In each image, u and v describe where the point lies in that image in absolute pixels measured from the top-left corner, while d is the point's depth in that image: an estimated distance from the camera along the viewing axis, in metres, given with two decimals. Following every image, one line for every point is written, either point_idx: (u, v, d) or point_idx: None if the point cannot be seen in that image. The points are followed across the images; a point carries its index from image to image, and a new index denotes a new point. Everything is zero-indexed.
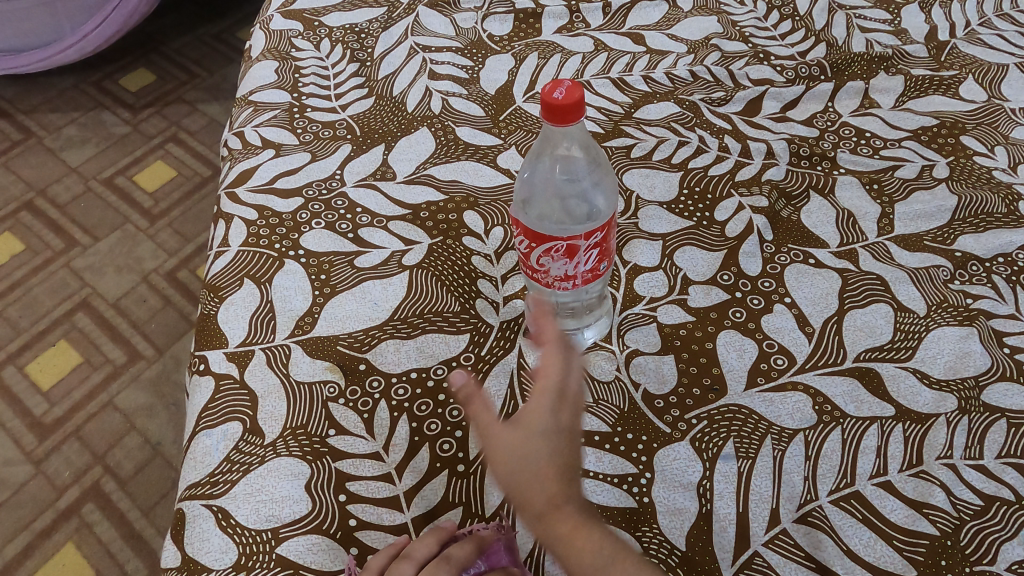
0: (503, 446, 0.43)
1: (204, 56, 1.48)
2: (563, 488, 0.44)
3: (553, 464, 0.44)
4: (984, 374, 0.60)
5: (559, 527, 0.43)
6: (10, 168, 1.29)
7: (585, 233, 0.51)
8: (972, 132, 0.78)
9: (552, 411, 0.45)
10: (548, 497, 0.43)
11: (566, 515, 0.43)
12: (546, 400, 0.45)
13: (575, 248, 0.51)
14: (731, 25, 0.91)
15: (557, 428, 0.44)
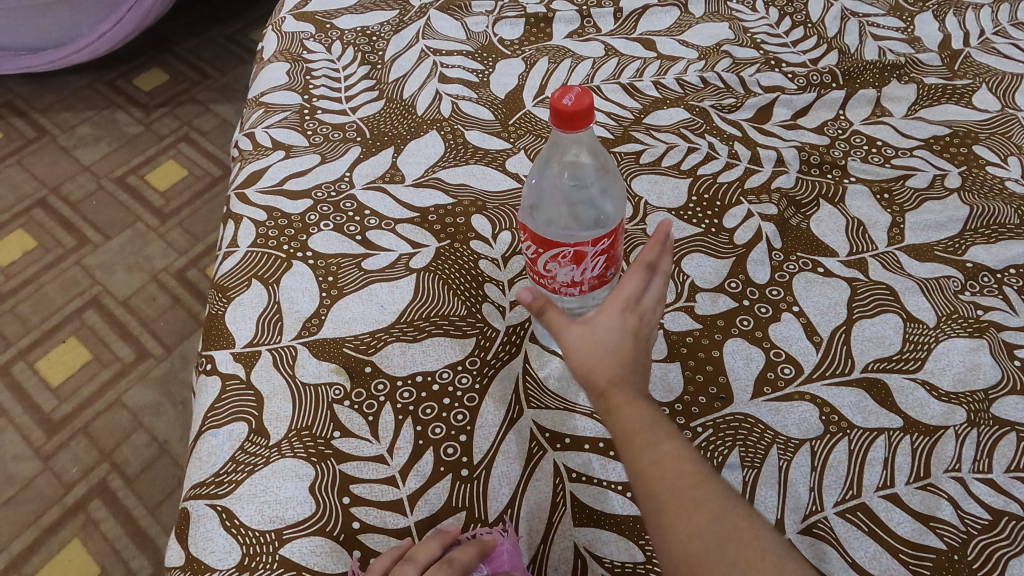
0: (573, 332, 0.47)
1: (217, 56, 1.49)
2: (625, 375, 0.46)
3: (619, 355, 0.46)
4: (994, 387, 0.59)
5: (616, 407, 0.44)
6: (24, 165, 1.30)
7: (592, 240, 0.51)
8: (985, 141, 0.77)
9: (623, 310, 0.48)
10: (608, 379, 0.45)
11: (623, 394, 0.45)
12: (617, 301, 0.48)
13: (582, 254, 0.51)
14: (743, 31, 0.90)
15: (624, 327, 0.47)
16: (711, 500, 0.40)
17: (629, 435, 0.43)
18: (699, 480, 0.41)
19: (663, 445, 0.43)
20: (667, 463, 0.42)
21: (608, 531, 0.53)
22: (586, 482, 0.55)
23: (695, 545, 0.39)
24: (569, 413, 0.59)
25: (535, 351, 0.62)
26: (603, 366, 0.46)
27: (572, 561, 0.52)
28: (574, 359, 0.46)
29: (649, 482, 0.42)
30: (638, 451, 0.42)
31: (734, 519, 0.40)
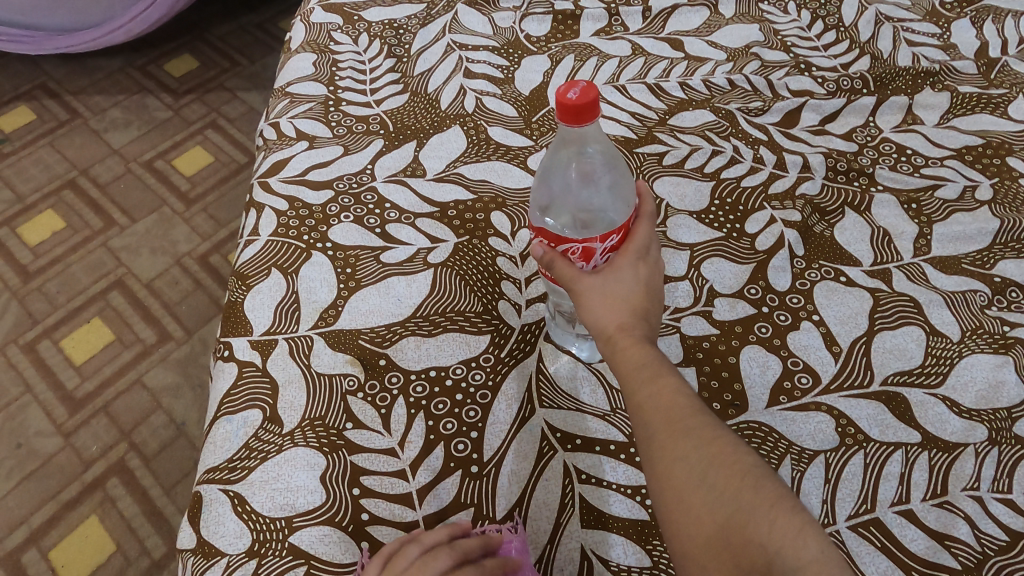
0: (585, 280, 0.50)
1: (247, 44, 1.50)
2: (635, 321, 0.48)
3: (629, 302, 0.48)
4: (1017, 405, 0.58)
5: (622, 346, 0.46)
6: (55, 147, 1.32)
7: (599, 236, 0.50)
8: (1020, 153, 0.75)
9: (636, 265, 0.50)
10: (617, 323, 0.48)
11: (630, 336, 0.46)
12: (631, 255, 0.51)
13: (590, 251, 0.51)
14: (773, 33, 0.89)
15: (638, 277, 0.50)
16: (699, 428, 0.40)
17: (632, 370, 0.45)
18: (692, 410, 0.42)
19: (660, 377, 0.44)
20: (662, 394, 0.43)
21: (616, 534, 0.53)
22: (595, 484, 0.55)
23: (677, 466, 0.39)
24: (581, 414, 0.59)
25: (548, 350, 0.62)
26: (614, 311, 0.48)
27: (578, 562, 0.52)
28: (585, 306, 0.49)
29: (644, 412, 0.43)
30: (636, 383, 0.44)
31: (718, 441, 0.40)
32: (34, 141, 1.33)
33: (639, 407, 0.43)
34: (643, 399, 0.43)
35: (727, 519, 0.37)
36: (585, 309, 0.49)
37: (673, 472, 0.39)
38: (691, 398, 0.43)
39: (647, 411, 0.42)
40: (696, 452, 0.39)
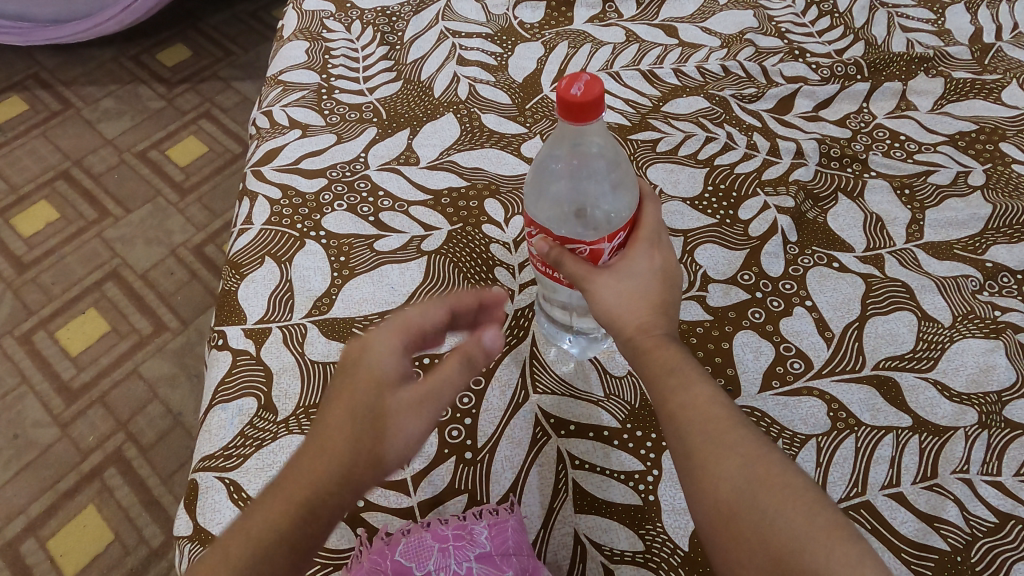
0: (598, 280, 0.48)
1: (240, 33, 1.49)
2: (657, 322, 0.47)
3: (647, 298, 0.48)
4: (1007, 389, 0.58)
5: (647, 347, 0.46)
6: (48, 137, 1.32)
7: (608, 237, 0.50)
8: (1013, 139, 0.75)
9: (650, 257, 0.50)
10: (639, 325, 0.47)
11: (654, 336, 0.47)
12: (644, 246, 0.50)
13: (599, 252, 0.50)
14: (767, 20, 0.89)
15: (653, 270, 0.49)
16: (737, 441, 0.40)
17: (661, 377, 0.44)
18: (728, 421, 0.41)
19: (692, 387, 0.43)
20: (697, 401, 0.42)
21: (609, 519, 0.53)
22: (588, 470, 0.56)
23: (720, 483, 0.39)
24: (575, 400, 0.59)
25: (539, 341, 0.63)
26: (637, 309, 0.47)
27: (571, 547, 0.53)
28: (601, 305, 0.48)
29: (679, 421, 0.42)
30: (666, 392, 0.44)
31: (756, 454, 0.40)
32: (26, 131, 1.32)
33: (674, 415, 0.43)
34: (676, 408, 0.43)
35: (771, 533, 0.37)
36: (601, 306, 0.48)
37: (714, 486, 0.39)
38: (725, 406, 0.42)
39: (682, 420, 0.42)
40: (735, 466, 0.39)
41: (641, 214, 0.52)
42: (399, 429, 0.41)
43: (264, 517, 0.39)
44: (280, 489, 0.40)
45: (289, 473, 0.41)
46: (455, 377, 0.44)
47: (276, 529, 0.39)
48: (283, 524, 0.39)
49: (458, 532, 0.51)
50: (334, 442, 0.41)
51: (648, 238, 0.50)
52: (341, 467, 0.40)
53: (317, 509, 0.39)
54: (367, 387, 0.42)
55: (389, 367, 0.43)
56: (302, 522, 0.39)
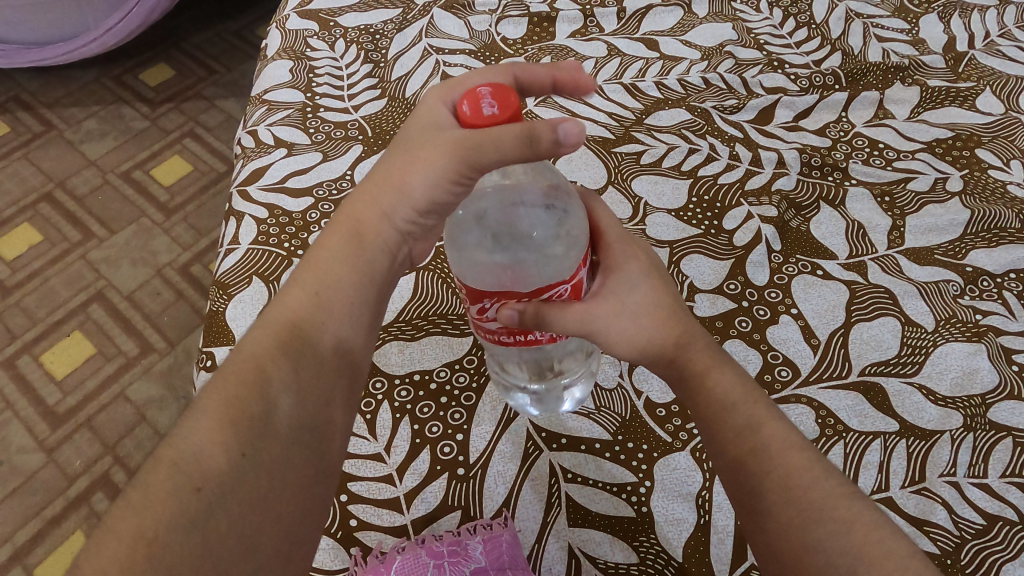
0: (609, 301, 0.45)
1: (222, 51, 1.49)
2: (689, 335, 0.46)
3: (664, 300, 0.46)
4: (991, 392, 0.59)
5: (702, 371, 0.45)
6: (30, 159, 1.31)
7: (582, 263, 0.45)
8: (988, 145, 0.77)
9: (635, 263, 0.47)
10: (676, 342, 0.45)
11: (698, 355, 0.45)
12: (624, 249, 0.48)
13: (579, 283, 0.45)
14: (746, 32, 0.90)
15: (648, 266, 0.47)
16: (825, 498, 0.39)
17: (725, 414, 0.43)
18: (813, 473, 0.40)
19: (764, 429, 0.42)
20: (773, 447, 0.41)
21: (603, 532, 0.53)
22: (581, 483, 0.56)
23: (805, 545, 0.38)
24: (566, 413, 0.59)
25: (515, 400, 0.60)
26: (666, 329, 0.45)
27: (566, 561, 0.53)
28: (619, 333, 0.45)
29: (750, 469, 0.41)
30: (732, 436, 0.42)
31: (850, 513, 0.38)
32: (8, 154, 1.32)
33: (744, 462, 0.41)
34: (747, 453, 0.41)
35: None
36: (618, 341, 0.45)
37: (807, 558, 0.37)
38: (805, 450, 0.41)
39: (758, 470, 0.41)
40: (830, 532, 0.37)
41: (595, 220, 0.49)
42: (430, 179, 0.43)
43: (299, 302, 0.43)
44: (316, 266, 0.45)
45: (326, 250, 0.45)
46: (509, 144, 0.37)
47: (309, 319, 0.43)
48: (316, 312, 0.43)
49: (453, 548, 0.52)
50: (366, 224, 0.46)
51: (618, 242, 0.48)
52: (384, 220, 0.46)
53: (328, 333, 0.43)
54: (403, 152, 0.44)
55: (428, 134, 0.43)
56: (337, 306, 0.44)
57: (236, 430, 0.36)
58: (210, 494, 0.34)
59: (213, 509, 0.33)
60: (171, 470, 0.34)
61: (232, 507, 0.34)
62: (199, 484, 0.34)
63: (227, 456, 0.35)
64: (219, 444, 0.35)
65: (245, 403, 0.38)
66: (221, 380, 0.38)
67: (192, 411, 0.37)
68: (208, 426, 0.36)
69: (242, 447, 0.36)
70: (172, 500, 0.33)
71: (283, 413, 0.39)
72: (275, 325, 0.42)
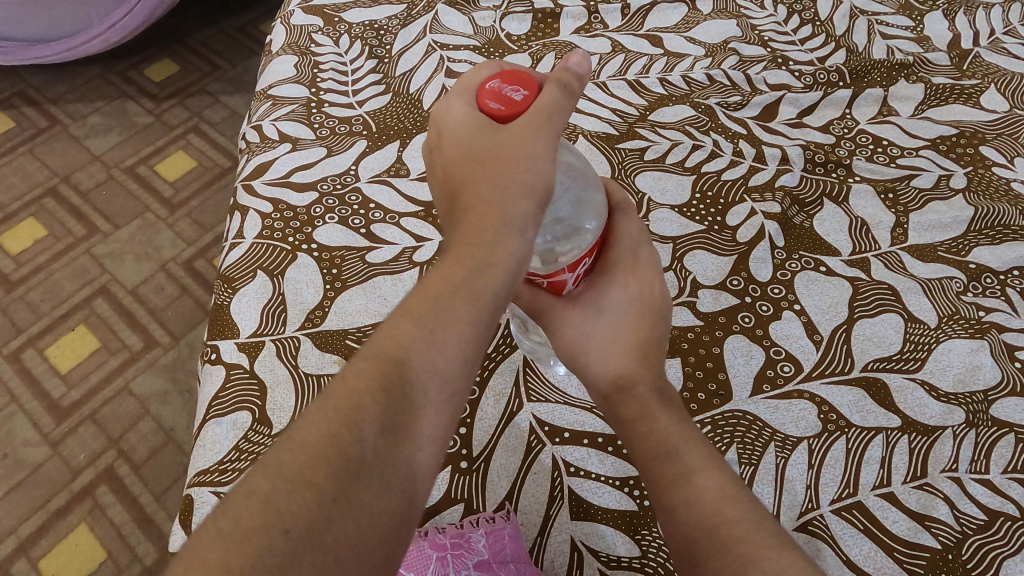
0: (567, 321, 0.49)
1: (227, 47, 1.49)
2: (639, 374, 0.47)
3: (625, 340, 0.48)
4: (993, 388, 0.60)
5: (629, 413, 0.46)
6: (35, 154, 1.31)
7: (568, 267, 0.46)
8: (992, 142, 0.77)
9: (622, 289, 0.49)
10: (616, 380, 0.47)
11: (637, 397, 0.46)
12: (615, 275, 0.49)
13: (560, 282, 0.48)
14: (751, 29, 0.90)
15: (628, 301, 0.49)
16: (758, 550, 0.36)
17: (660, 462, 0.42)
18: (745, 525, 0.37)
19: (697, 478, 0.40)
20: (705, 497, 0.39)
21: (606, 525, 0.54)
22: (583, 476, 0.56)
23: None
24: (568, 406, 0.59)
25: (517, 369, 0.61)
26: (612, 365, 0.48)
27: (568, 554, 0.53)
28: (571, 349, 0.50)
29: (681, 519, 0.39)
30: (665, 484, 0.41)
31: (782, 563, 0.35)
32: (13, 148, 1.32)
33: (675, 512, 0.40)
34: (678, 504, 0.40)
35: None
36: (573, 345, 0.49)
37: None
38: (738, 500, 0.39)
39: (688, 519, 0.39)
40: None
41: (613, 231, 0.49)
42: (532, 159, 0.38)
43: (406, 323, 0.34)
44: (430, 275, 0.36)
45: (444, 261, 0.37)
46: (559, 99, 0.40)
47: (420, 345, 0.34)
48: (432, 336, 0.34)
49: (456, 540, 0.52)
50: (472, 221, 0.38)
51: (617, 263, 0.49)
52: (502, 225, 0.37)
53: (445, 363, 0.34)
54: (456, 149, 0.40)
55: (478, 121, 0.39)
56: (454, 326, 0.35)
57: (332, 467, 0.29)
58: (295, 541, 0.27)
59: (291, 565, 0.26)
60: (255, 505, 0.27)
61: (317, 562, 0.27)
62: (289, 524, 0.27)
63: (317, 499, 0.28)
64: (309, 480, 0.29)
65: (348, 433, 0.30)
66: (326, 401, 0.31)
67: (287, 433, 0.30)
68: (298, 456, 0.29)
69: (336, 489, 0.29)
70: (252, 547, 0.26)
71: (388, 459, 0.31)
72: (388, 345, 0.33)
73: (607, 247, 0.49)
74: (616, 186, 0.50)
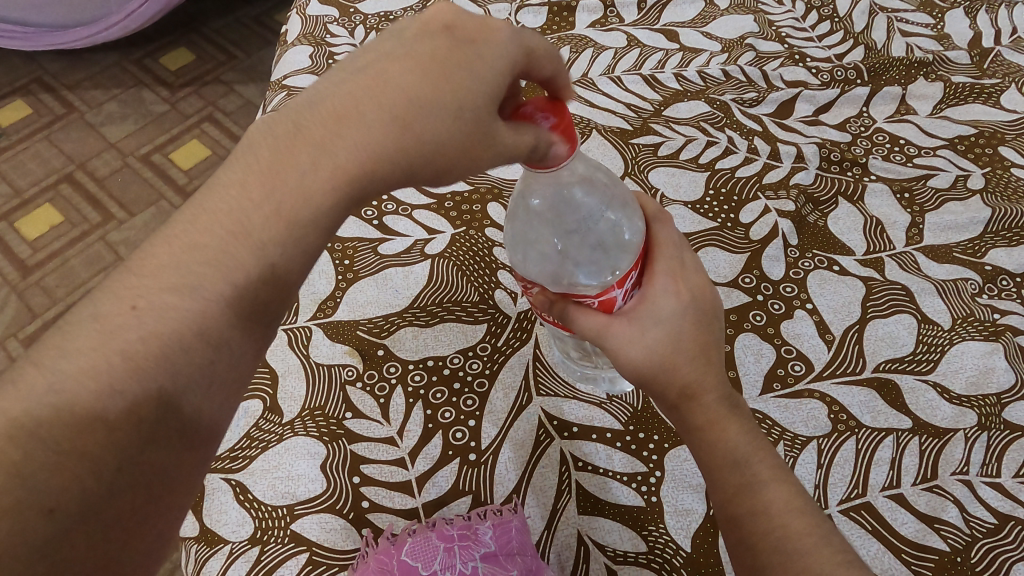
0: (619, 333, 0.46)
1: (243, 36, 1.49)
2: (704, 383, 0.45)
3: (687, 346, 0.45)
4: (1007, 392, 0.59)
5: (701, 421, 0.45)
6: (52, 141, 1.32)
7: (617, 282, 0.47)
8: (1012, 143, 0.76)
9: (675, 296, 0.47)
10: (684, 390, 0.45)
11: (706, 405, 0.45)
12: (663, 281, 0.47)
13: (609, 300, 0.47)
14: (768, 25, 0.89)
15: (683, 306, 0.46)
16: (822, 564, 0.39)
17: (727, 472, 0.43)
18: (811, 541, 0.40)
19: (764, 491, 0.42)
20: (774, 510, 0.41)
21: (613, 521, 0.54)
22: (592, 471, 0.56)
23: None
24: (576, 401, 0.60)
25: (556, 387, 0.60)
26: (677, 373, 0.45)
27: (574, 548, 0.53)
28: (628, 361, 0.46)
29: (749, 529, 0.41)
30: (730, 498, 0.43)
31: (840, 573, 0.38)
32: (31, 135, 1.33)
33: (740, 524, 0.42)
34: (746, 514, 0.42)
35: None
36: (643, 368, 0.45)
37: None
38: (809, 516, 0.41)
39: (756, 532, 0.41)
40: None
41: (654, 240, 0.50)
42: (440, 147, 0.38)
43: (229, 243, 0.35)
44: (276, 172, 0.35)
45: (298, 135, 0.36)
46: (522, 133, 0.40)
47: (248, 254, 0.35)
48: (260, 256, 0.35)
49: (463, 532, 0.52)
50: (359, 129, 0.36)
51: (664, 271, 0.47)
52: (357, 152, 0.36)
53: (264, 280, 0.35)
54: (393, 86, 0.37)
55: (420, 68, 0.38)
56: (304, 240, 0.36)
57: (111, 436, 0.31)
58: (60, 523, 0.29)
59: (65, 537, 0.29)
60: (78, 465, 0.30)
61: (101, 449, 0.30)
62: (51, 504, 0.29)
63: (94, 473, 0.30)
64: (134, 450, 0.31)
65: (118, 394, 0.31)
66: (91, 343, 0.32)
67: (119, 356, 0.32)
68: (117, 410, 0.31)
69: (118, 459, 0.31)
70: (17, 533, 0.28)
71: (180, 411, 0.33)
72: (162, 273, 0.34)
73: (649, 255, 0.49)
74: (648, 201, 0.52)
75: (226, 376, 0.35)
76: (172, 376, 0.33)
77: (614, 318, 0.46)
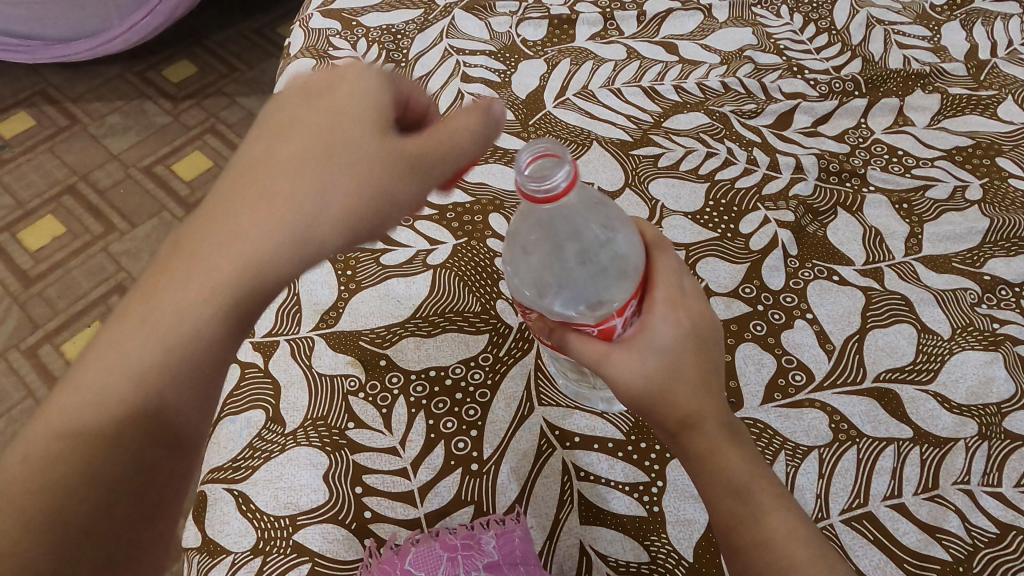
0: (619, 362, 0.46)
1: (245, 49, 1.50)
2: (703, 410, 0.45)
3: (685, 375, 0.45)
4: (1007, 401, 0.59)
5: (700, 449, 0.45)
6: (55, 153, 1.33)
7: (616, 311, 0.46)
8: (1009, 154, 0.77)
9: (673, 325, 0.46)
10: (684, 419, 0.45)
11: (708, 432, 0.45)
12: (663, 310, 0.47)
13: (608, 329, 0.46)
14: (766, 37, 0.90)
15: (681, 335, 0.46)
16: None
17: (730, 501, 0.44)
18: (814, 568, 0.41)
19: (768, 519, 0.43)
20: (777, 539, 0.42)
21: (615, 531, 0.54)
22: (593, 481, 0.56)
23: None
24: (577, 411, 0.60)
25: (556, 399, 0.60)
26: (676, 402, 0.45)
27: (577, 558, 0.53)
28: (628, 388, 0.46)
29: (753, 558, 0.42)
30: (735, 523, 0.43)
31: None
32: (33, 147, 1.34)
33: (745, 550, 0.43)
34: (749, 544, 0.43)
35: None
36: (642, 395, 0.45)
37: None
38: (811, 545, 0.42)
39: (760, 561, 0.42)
40: None
41: (652, 268, 0.49)
42: (365, 158, 0.41)
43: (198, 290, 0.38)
44: (222, 225, 0.39)
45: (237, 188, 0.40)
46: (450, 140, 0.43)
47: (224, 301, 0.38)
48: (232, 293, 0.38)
49: (466, 542, 0.52)
50: (278, 165, 0.40)
51: (663, 300, 0.47)
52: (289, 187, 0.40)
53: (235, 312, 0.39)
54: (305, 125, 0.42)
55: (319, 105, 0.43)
56: (277, 271, 0.39)
57: (99, 470, 0.35)
58: (66, 545, 0.34)
59: (72, 556, 0.34)
60: (74, 497, 0.35)
61: (89, 482, 0.35)
62: (57, 532, 0.34)
63: (91, 500, 0.35)
64: (126, 463, 0.36)
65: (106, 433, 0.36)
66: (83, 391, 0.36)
67: (99, 399, 0.36)
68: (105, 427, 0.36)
69: (110, 486, 0.35)
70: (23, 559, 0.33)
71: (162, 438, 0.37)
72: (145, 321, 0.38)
73: (647, 281, 0.49)
74: (648, 227, 0.52)
75: (206, 395, 0.39)
76: (148, 409, 0.37)
77: (614, 347, 0.46)
